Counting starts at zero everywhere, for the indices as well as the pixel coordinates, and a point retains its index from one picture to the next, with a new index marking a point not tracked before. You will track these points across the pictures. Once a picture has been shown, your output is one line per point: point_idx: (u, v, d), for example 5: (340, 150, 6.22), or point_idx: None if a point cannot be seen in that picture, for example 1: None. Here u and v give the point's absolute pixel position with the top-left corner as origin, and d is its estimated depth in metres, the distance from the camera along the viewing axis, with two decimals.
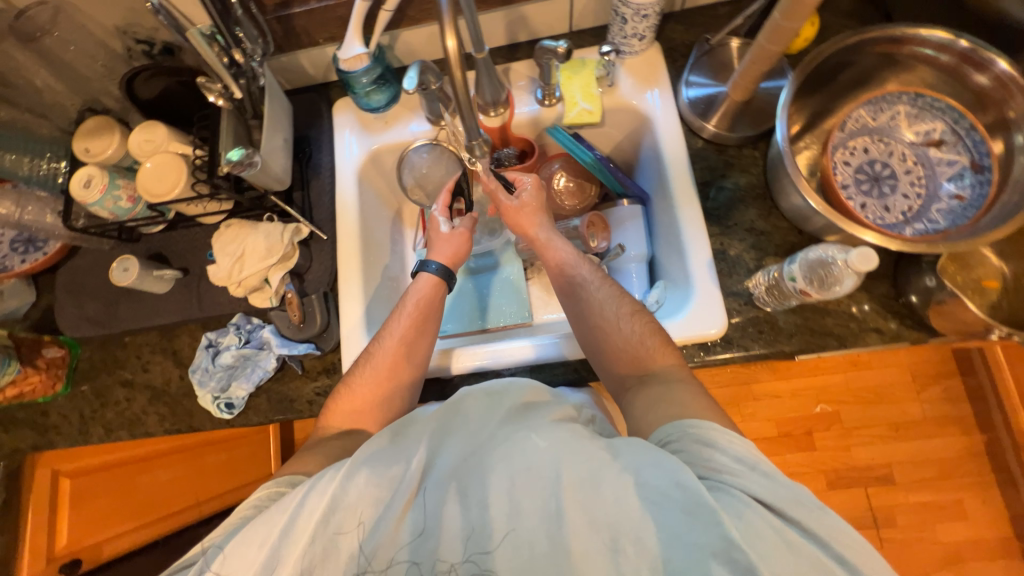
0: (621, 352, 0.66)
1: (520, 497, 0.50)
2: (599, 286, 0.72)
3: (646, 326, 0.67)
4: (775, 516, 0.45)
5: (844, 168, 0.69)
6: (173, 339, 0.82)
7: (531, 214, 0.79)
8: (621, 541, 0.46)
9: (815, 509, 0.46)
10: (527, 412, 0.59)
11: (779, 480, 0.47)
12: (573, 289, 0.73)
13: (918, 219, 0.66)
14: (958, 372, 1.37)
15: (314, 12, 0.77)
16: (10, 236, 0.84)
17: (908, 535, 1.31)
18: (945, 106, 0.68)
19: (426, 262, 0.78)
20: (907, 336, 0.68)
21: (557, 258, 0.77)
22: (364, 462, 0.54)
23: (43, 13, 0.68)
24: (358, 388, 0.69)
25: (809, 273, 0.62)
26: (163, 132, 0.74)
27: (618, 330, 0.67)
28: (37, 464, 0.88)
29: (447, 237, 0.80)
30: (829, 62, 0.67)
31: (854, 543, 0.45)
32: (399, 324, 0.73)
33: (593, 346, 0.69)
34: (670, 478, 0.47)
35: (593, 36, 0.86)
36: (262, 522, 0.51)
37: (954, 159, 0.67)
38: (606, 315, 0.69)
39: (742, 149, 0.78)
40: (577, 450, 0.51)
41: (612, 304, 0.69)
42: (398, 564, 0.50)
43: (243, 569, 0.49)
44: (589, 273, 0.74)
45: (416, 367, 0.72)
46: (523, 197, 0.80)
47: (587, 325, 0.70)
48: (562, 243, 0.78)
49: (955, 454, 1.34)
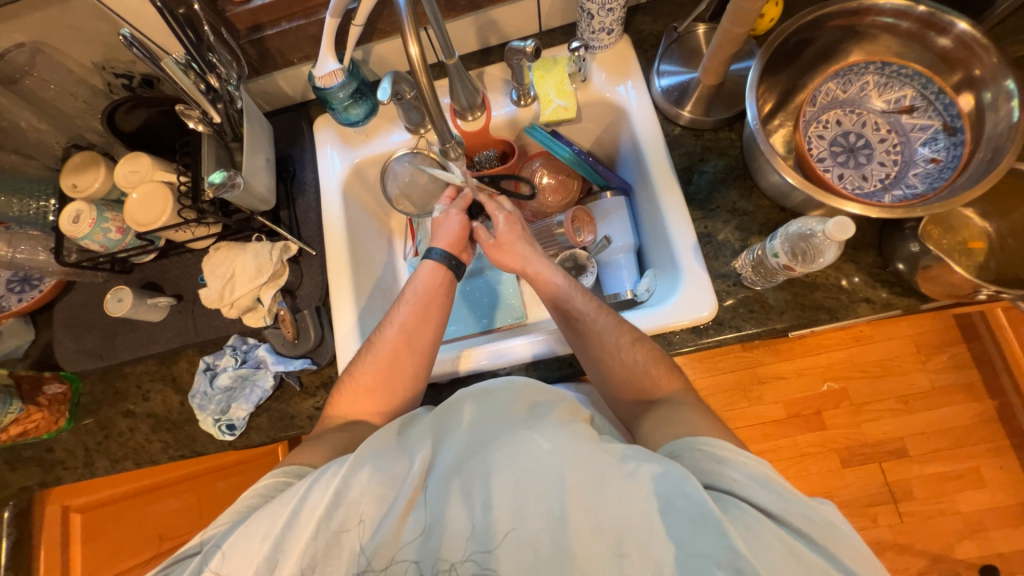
0: (627, 381, 0.66)
1: (525, 498, 0.50)
2: (597, 316, 0.70)
3: (649, 352, 0.67)
4: (783, 529, 0.45)
5: (818, 141, 0.71)
6: (173, 366, 0.83)
7: (514, 249, 0.80)
8: (626, 545, 0.46)
9: (824, 526, 0.45)
10: (529, 411, 0.59)
11: (790, 496, 0.47)
12: (571, 321, 0.71)
13: (896, 185, 0.68)
14: (963, 339, 1.37)
15: (286, 32, 0.78)
16: (6, 276, 0.85)
17: (928, 507, 1.30)
18: (912, 73, 0.68)
19: (428, 250, 0.80)
20: (897, 303, 0.68)
21: (551, 289, 0.76)
22: (367, 459, 0.55)
23: (21, 56, 0.71)
24: (361, 375, 0.70)
25: (792, 247, 0.64)
26: (146, 162, 0.75)
27: (620, 361, 0.66)
28: (45, 501, 0.91)
29: (448, 221, 0.82)
30: (795, 39, 0.68)
31: (860, 556, 0.45)
32: (399, 314, 0.74)
33: (597, 375, 0.68)
34: (677, 486, 0.47)
35: (564, 34, 0.87)
36: (266, 514, 0.51)
37: (927, 124, 0.68)
38: (607, 347, 0.67)
39: (718, 132, 0.79)
40: (582, 451, 0.51)
41: (612, 334, 0.68)
42: (398, 564, 0.50)
43: (244, 561, 0.49)
44: (584, 303, 0.72)
45: (417, 353, 0.72)
46: (500, 232, 0.81)
47: (591, 358, 0.68)
48: (556, 271, 0.78)
49: (968, 422, 1.33)
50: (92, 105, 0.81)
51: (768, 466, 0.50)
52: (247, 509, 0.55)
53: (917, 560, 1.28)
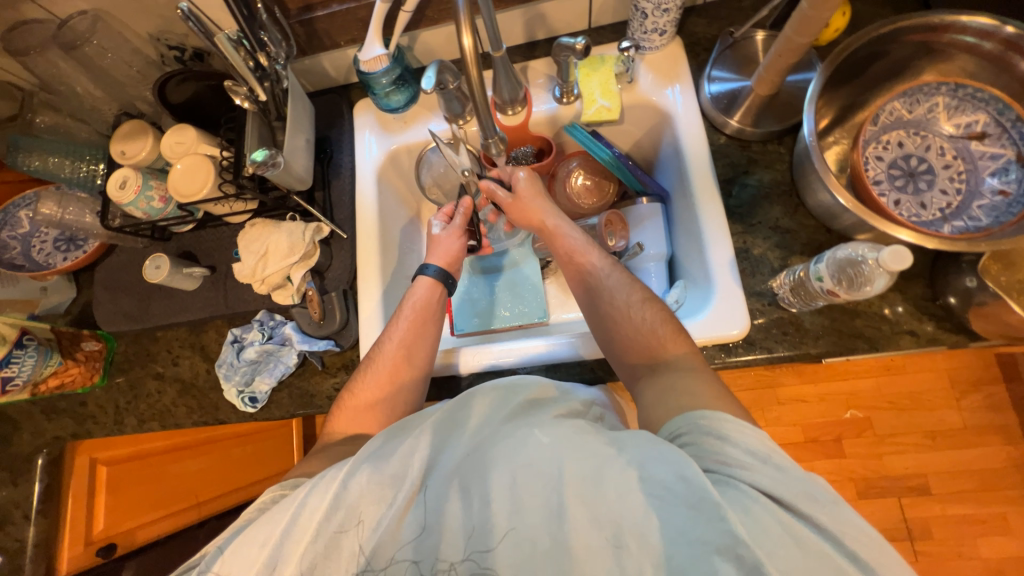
0: (635, 340, 0.65)
1: (521, 493, 0.49)
2: (610, 273, 0.73)
3: (657, 313, 0.67)
4: (784, 510, 0.44)
5: (876, 163, 0.68)
6: (202, 335, 0.86)
7: (534, 202, 0.80)
8: (625, 537, 0.45)
9: (828, 504, 0.44)
10: (530, 408, 0.59)
11: (791, 473, 0.45)
12: (583, 278, 0.75)
13: (957, 216, 0.64)
14: (1003, 379, 1.30)
15: (337, 15, 0.80)
16: (53, 234, 0.88)
17: (945, 549, 1.25)
18: (989, 97, 0.64)
19: (423, 266, 0.80)
20: (944, 339, 0.65)
21: (566, 245, 0.77)
22: (365, 460, 0.54)
23: (83, 23, 0.74)
24: (361, 391, 0.71)
25: (838, 272, 0.61)
26: (192, 134, 0.76)
27: (628, 318, 0.67)
28: (77, 451, 0.89)
29: (441, 238, 0.82)
30: (862, 53, 0.65)
31: (868, 541, 0.43)
32: (397, 330, 0.74)
33: (605, 336, 0.69)
34: (675, 472, 0.46)
35: (613, 32, 0.85)
36: (264, 523, 0.52)
37: (998, 153, 0.64)
38: (616, 304, 0.69)
39: (766, 144, 0.76)
40: (580, 445, 0.51)
41: (623, 291, 0.70)
42: (398, 563, 0.51)
43: (247, 564, 0.50)
44: (599, 260, 0.75)
45: (416, 367, 0.72)
46: (517, 188, 0.81)
47: (599, 313, 0.71)
48: (572, 228, 0.78)
49: (999, 465, 1.26)
50: (144, 75, 0.82)
51: (767, 436, 0.49)
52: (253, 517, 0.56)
53: None
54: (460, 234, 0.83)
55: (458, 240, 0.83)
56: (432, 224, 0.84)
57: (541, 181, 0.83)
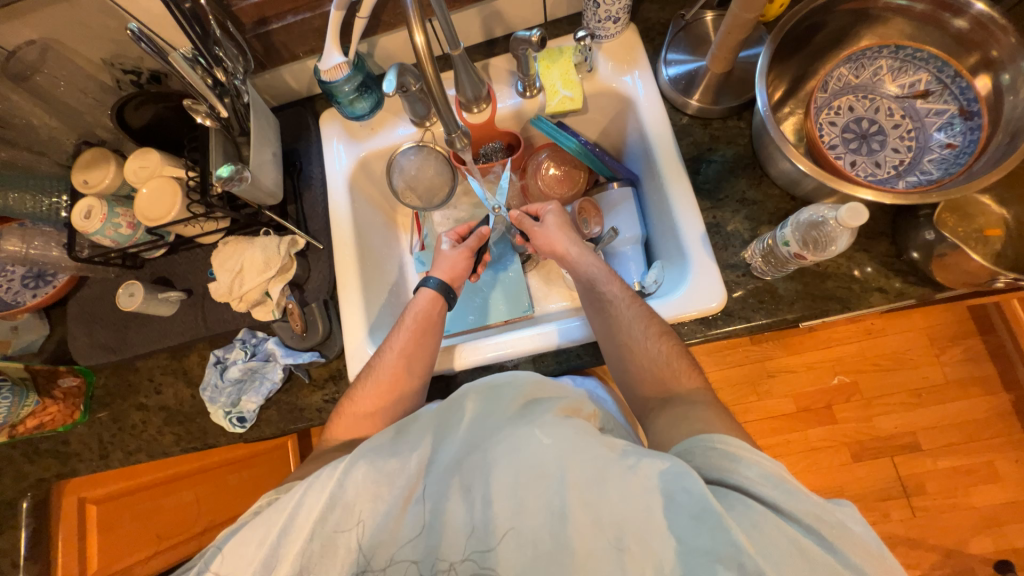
0: (646, 371, 0.65)
1: (524, 498, 0.50)
2: (628, 305, 0.70)
3: (673, 347, 0.66)
4: (792, 525, 0.44)
5: (830, 128, 0.70)
6: (184, 360, 0.84)
7: (562, 234, 0.80)
8: (626, 539, 0.46)
9: (835, 525, 0.44)
10: (529, 407, 0.58)
11: (802, 495, 0.45)
12: (602, 306, 0.72)
13: (910, 171, 0.67)
14: (978, 331, 1.34)
15: (291, 26, 0.79)
16: (21, 272, 0.86)
17: (940, 502, 1.28)
18: (928, 56, 0.67)
19: (426, 278, 0.81)
20: (912, 293, 0.67)
21: (586, 272, 0.77)
22: (363, 455, 0.56)
23: (31, 52, 0.72)
24: (360, 399, 0.71)
25: (803, 236, 0.62)
26: (155, 157, 0.75)
27: (645, 350, 0.66)
28: (63, 491, 0.87)
29: (448, 254, 0.84)
30: (805, 23, 0.67)
31: (873, 559, 0.43)
32: (398, 338, 0.74)
33: (618, 363, 0.67)
34: (679, 481, 0.46)
35: (569, 24, 0.86)
36: (259, 522, 0.52)
37: (942, 109, 0.67)
38: (633, 335, 0.67)
39: (726, 121, 0.78)
40: (582, 447, 0.51)
41: (639, 325, 0.67)
42: (398, 563, 0.53)
43: (243, 565, 0.51)
44: (618, 291, 0.72)
45: (416, 375, 0.72)
46: (547, 221, 0.82)
47: (616, 343, 0.68)
48: (593, 257, 0.78)
49: (983, 415, 1.30)
50: (101, 102, 0.82)
51: (780, 465, 0.49)
52: (252, 512, 0.56)
53: (929, 555, 1.26)
54: (470, 253, 0.84)
55: (468, 261, 0.84)
56: (444, 240, 0.87)
57: (569, 217, 0.85)
